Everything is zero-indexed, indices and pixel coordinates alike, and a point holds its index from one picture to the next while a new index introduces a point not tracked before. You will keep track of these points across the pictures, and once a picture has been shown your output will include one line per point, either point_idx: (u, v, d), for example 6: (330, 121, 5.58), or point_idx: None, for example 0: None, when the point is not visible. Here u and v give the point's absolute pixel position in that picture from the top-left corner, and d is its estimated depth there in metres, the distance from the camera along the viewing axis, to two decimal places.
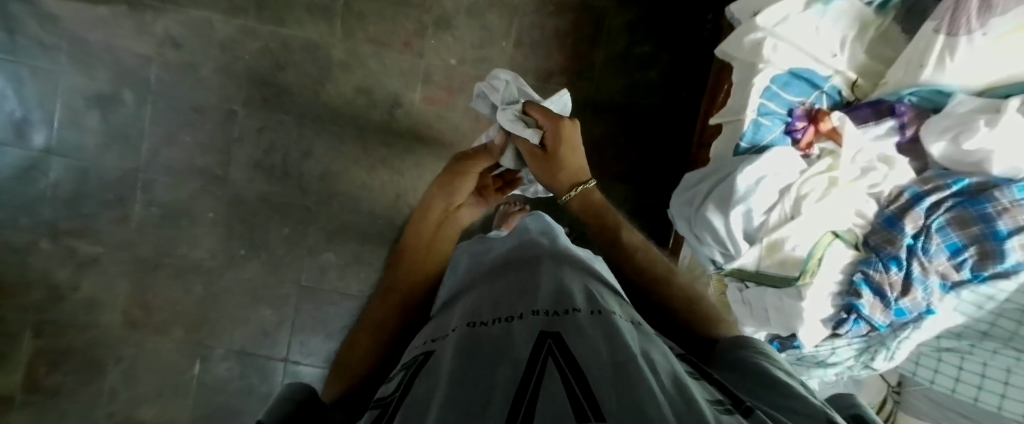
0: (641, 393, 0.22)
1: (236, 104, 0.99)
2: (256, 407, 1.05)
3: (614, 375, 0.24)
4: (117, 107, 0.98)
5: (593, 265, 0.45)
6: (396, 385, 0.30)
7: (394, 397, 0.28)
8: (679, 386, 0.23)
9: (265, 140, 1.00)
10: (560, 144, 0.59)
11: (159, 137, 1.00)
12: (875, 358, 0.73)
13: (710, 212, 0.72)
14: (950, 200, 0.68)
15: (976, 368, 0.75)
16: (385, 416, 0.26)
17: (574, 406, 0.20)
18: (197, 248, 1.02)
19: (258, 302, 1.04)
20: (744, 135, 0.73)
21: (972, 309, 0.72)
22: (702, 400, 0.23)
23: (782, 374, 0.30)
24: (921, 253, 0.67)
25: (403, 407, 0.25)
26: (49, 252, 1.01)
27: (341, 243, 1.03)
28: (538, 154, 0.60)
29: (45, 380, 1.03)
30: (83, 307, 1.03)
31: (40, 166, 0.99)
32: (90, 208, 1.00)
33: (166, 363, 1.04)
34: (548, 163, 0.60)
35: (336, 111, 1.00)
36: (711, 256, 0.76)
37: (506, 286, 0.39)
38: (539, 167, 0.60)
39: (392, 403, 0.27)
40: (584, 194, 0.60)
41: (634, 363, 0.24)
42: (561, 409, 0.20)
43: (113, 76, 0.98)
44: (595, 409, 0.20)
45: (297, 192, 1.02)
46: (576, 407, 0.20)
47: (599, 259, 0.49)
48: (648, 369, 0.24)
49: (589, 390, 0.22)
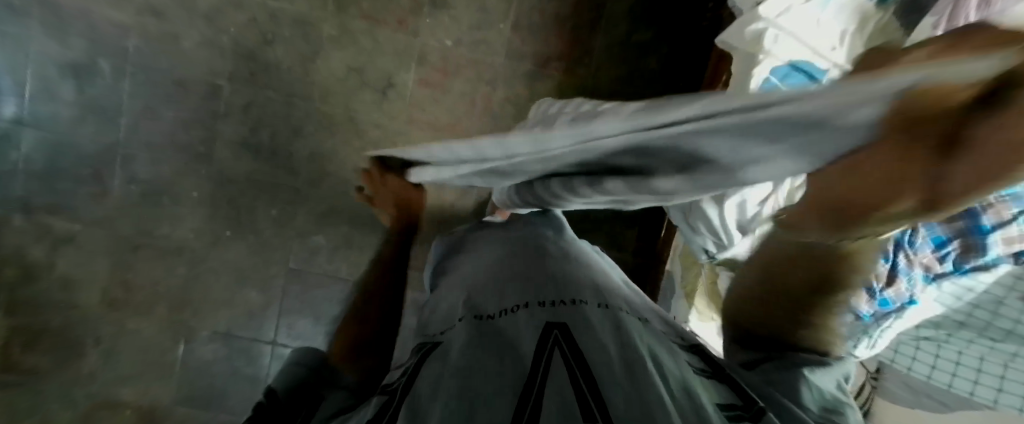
0: (654, 402, 0.22)
1: (221, 78, 0.95)
2: (242, 388, 1.04)
3: (625, 377, 0.24)
4: (94, 78, 0.94)
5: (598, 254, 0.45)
6: (402, 371, 0.30)
7: (401, 383, 0.28)
8: (690, 393, 0.24)
9: (252, 118, 0.97)
10: (929, 137, 0.15)
11: (139, 111, 0.95)
12: (859, 347, 0.75)
13: (704, 202, 0.72)
14: None
15: (951, 355, 0.77)
16: (392, 405, 0.25)
17: (584, 412, 0.21)
18: (180, 228, 1.00)
19: (245, 284, 1.02)
20: None
21: (951, 300, 0.74)
22: (713, 408, 0.23)
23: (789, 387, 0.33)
24: (907, 246, 0.72)
25: (412, 393, 0.25)
26: (23, 227, 0.97)
27: (330, 226, 1.01)
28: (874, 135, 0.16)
29: (20, 360, 1.00)
30: (59, 285, 0.99)
31: (11, 137, 0.94)
32: (66, 183, 0.96)
33: (149, 344, 1.02)
34: (940, 186, 0.18)
35: (326, 90, 0.97)
36: (704, 245, 0.77)
37: (521, 269, 0.39)
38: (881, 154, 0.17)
39: (399, 389, 0.27)
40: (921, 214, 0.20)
41: (644, 366, 0.25)
42: (569, 411, 0.21)
43: (89, 44, 0.92)
44: (605, 416, 0.20)
45: (286, 173, 0.99)
46: (586, 414, 0.21)
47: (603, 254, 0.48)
48: (657, 372, 0.25)
49: (597, 393, 0.22)
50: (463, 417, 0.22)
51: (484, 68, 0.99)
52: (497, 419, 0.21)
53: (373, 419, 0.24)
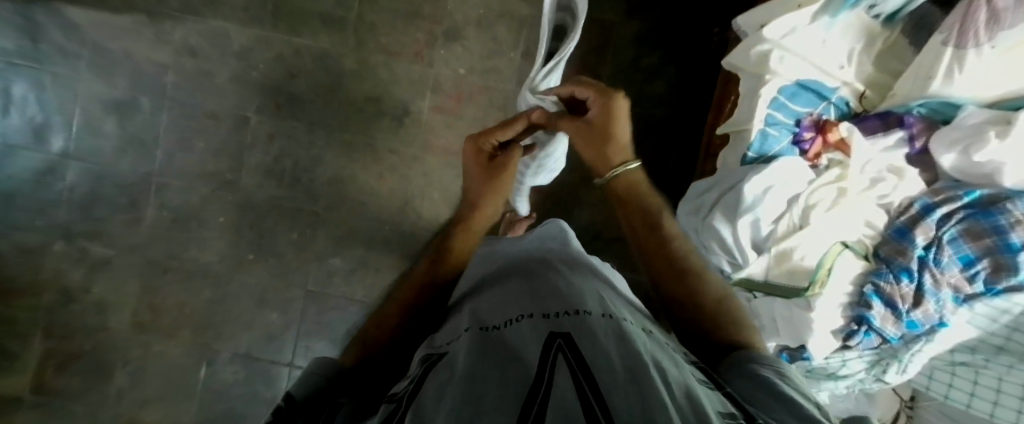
0: (653, 401, 0.22)
1: (248, 110, 1.01)
2: (259, 412, 1.04)
3: (627, 381, 0.24)
4: (134, 113, 1.01)
5: (602, 270, 0.46)
6: (409, 381, 0.31)
7: (408, 393, 0.28)
8: (691, 397, 0.24)
9: (276, 147, 1.02)
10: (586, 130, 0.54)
11: (174, 143, 1.01)
12: (887, 371, 0.72)
13: (717, 221, 0.72)
14: (961, 211, 0.69)
15: (991, 382, 0.75)
16: (399, 412, 0.26)
17: (584, 411, 0.21)
18: (206, 252, 1.04)
19: (264, 307, 1.04)
20: (752, 145, 0.73)
21: (986, 323, 0.71)
22: (713, 412, 0.24)
23: (799, 395, 0.32)
24: (933, 265, 0.67)
25: (419, 400, 0.26)
26: (62, 253, 1.02)
27: (348, 248, 1.04)
28: (586, 129, 0.53)
29: (52, 382, 1.03)
30: (92, 309, 1.03)
31: (58, 169, 1.01)
32: (104, 211, 1.02)
33: (172, 367, 1.05)
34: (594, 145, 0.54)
35: (346, 119, 1.02)
36: (719, 265, 0.75)
37: (522, 285, 0.39)
38: (586, 145, 0.54)
39: (406, 398, 0.27)
40: (630, 176, 0.53)
41: (645, 371, 0.25)
42: (571, 411, 0.21)
43: (132, 83, 1.00)
44: (605, 414, 0.21)
45: (306, 197, 1.03)
46: (587, 411, 0.21)
47: (606, 264, 0.48)
48: (660, 378, 0.25)
49: (600, 395, 0.22)
50: (469, 417, 0.22)
51: (496, 94, 1.02)
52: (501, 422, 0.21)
53: None
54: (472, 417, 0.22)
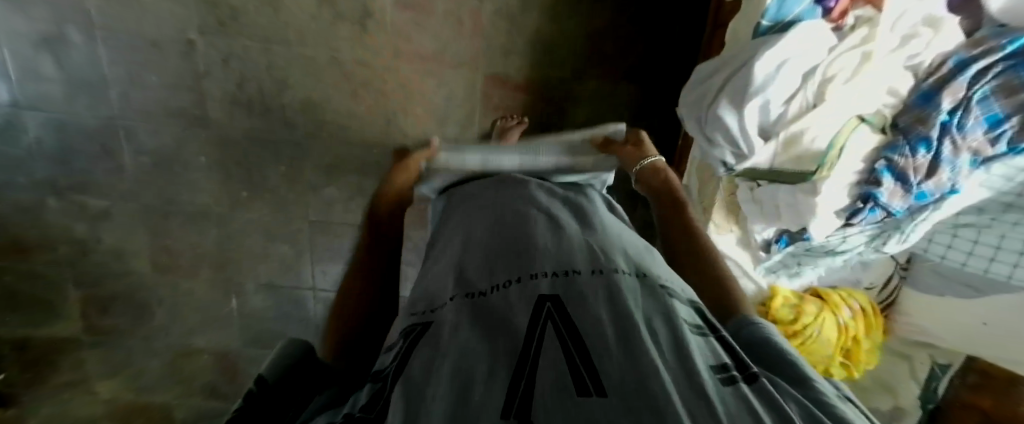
0: (645, 363, 0.22)
1: (191, 32, 0.89)
2: (296, 328, 1.15)
3: (617, 345, 0.24)
4: (67, 49, 0.89)
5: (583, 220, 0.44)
6: (394, 355, 0.30)
7: (393, 368, 0.28)
8: (683, 355, 0.24)
9: (234, 73, 0.92)
10: None
11: (124, 80, 0.92)
12: (887, 243, 0.74)
13: (722, 109, 0.66)
14: (999, 65, 0.60)
15: (992, 241, 0.80)
16: (385, 389, 0.26)
17: (574, 377, 0.21)
18: (199, 193, 1.02)
19: (274, 239, 1.07)
20: (766, 11, 0.64)
21: (999, 183, 0.71)
22: (705, 369, 0.23)
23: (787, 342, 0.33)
24: (956, 131, 0.62)
25: (405, 376, 0.25)
26: (60, 207, 1.02)
27: (340, 176, 1.01)
28: None
29: (100, 320, 1.13)
30: (110, 257, 1.07)
31: (16, 122, 0.95)
32: (82, 162, 0.98)
33: (204, 300, 1.12)
34: None
35: (300, 32, 0.89)
36: (722, 158, 0.72)
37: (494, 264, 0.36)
38: None
39: (391, 374, 0.27)
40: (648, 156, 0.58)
41: (638, 331, 0.24)
42: (561, 378, 0.21)
43: (50, 12, 0.86)
44: (595, 380, 0.21)
45: (283, 127, 0.97)
46: (577, 377, 0.21)
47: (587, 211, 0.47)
48: (650, 337, 0.24)
49: (589, 361, 0.22)
50: (460, 386, 0.22)
51: None
52: (488, 392, 0.21)
53: (365, 408, 0.25)
54: (461, 389, 0.21)
